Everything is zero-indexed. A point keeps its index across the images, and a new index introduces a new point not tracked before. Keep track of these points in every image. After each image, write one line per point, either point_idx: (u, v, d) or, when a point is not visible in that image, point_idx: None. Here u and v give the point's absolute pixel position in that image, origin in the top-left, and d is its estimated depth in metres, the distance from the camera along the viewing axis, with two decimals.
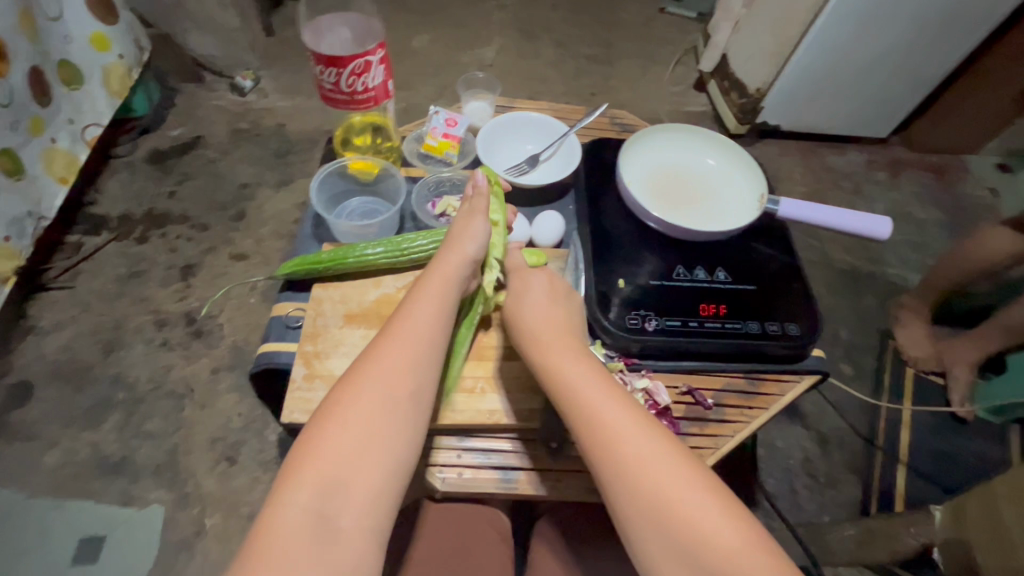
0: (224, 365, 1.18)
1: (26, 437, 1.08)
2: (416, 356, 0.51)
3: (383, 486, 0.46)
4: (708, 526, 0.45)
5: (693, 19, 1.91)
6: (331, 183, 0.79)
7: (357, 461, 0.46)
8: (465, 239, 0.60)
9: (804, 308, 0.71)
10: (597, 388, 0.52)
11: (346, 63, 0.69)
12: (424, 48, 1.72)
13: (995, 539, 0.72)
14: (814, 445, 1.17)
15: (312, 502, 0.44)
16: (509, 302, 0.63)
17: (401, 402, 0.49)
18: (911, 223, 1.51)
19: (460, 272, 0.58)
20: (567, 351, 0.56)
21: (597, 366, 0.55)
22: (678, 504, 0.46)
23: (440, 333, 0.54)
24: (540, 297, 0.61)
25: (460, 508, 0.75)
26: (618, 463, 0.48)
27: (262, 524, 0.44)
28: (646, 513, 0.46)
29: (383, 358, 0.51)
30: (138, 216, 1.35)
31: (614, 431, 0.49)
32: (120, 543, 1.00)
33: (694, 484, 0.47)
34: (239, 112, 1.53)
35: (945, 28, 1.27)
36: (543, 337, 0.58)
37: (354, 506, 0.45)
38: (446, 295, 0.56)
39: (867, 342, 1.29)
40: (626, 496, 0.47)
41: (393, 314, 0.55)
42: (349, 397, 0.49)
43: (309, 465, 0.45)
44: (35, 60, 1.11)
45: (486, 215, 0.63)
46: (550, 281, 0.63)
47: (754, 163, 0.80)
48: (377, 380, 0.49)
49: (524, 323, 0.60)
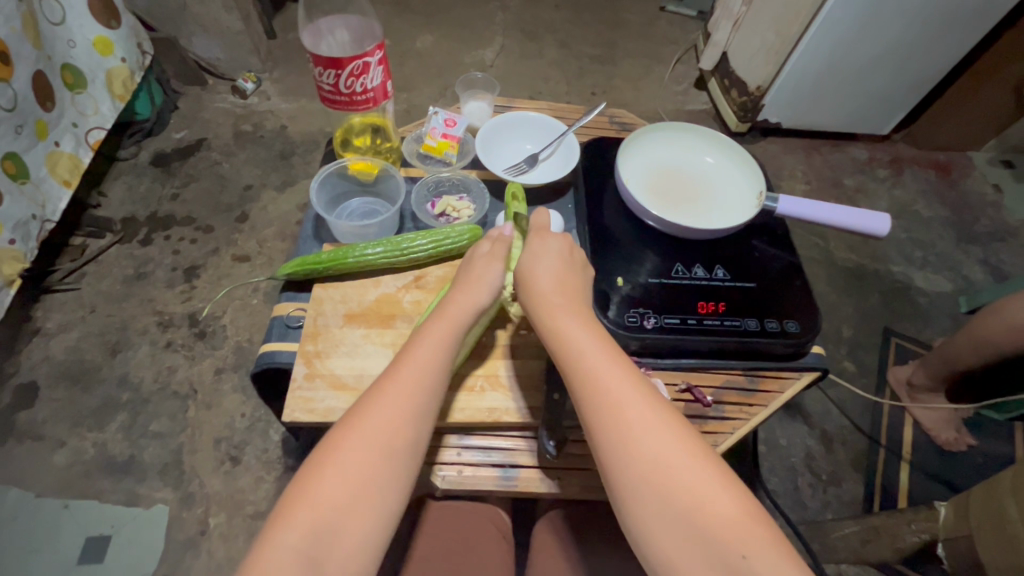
0: (228, 366, 1.19)
1: (33, 438, 1.09)
2: (415, 398, 0.51)
3: (373, 530, 0.46)
4: (706, 496, 0.45)
5: (694, 17, 1.91)
6: (331, 184, 0.80)
7: (350, 505, 0.46)
8: (478, 287, 0.60)
9: (804, 306, 0.71)
10: (600, 357, 0.53)
11: (345, 65, 0.70)
12: (425, 48, 1.73)
13: (995, 532, 0.72)
14: (817, 442, 1.16)
15: (304, 543, 0.44)
16: (523, 261, 0.61)
17: (397, 447, 0.49)
18: (914, 219, 1.50)
19: (462, 322, 0.58)
20: (571, 318, 0.56)
21: (600, 332, 0.56)
22: (677, 472, 0.46)
23: (437, 376, 0.54)
24: (554, 264, 0.61)
25: (460, 506, 0.76)
26: (622, 434, 0.48)
27: (251, 562, 0.44)
28: (645, 481, 0.47)
29: (384, 397, 0.51)
30: (142, 218, 1.36)
31: (619, 403, 0.50)
32: (125, 542, 1.01)
33: (691, 455, 0.47)
34: (242, 114, 1.54)
35: (947, 23, 1.26)
36: (554, 301, 0.58)
37: (343, 551, 0.45)
38: (448, 339, 0.56)
39: (871, 339, 1.29)
40: (628, 463, 0.47)
41: (399, 352, 0.55)
42: (348, 436, 0.49)
43: (302, 505, 0.46)
44: (38, 65, 1.11)
45: (505, 263, 0.63)
46: (567, 247, 0.63)
47: (751, 159, 0.80)
48: (375, 423, 0.49)
49: (538, 285, 0.59)
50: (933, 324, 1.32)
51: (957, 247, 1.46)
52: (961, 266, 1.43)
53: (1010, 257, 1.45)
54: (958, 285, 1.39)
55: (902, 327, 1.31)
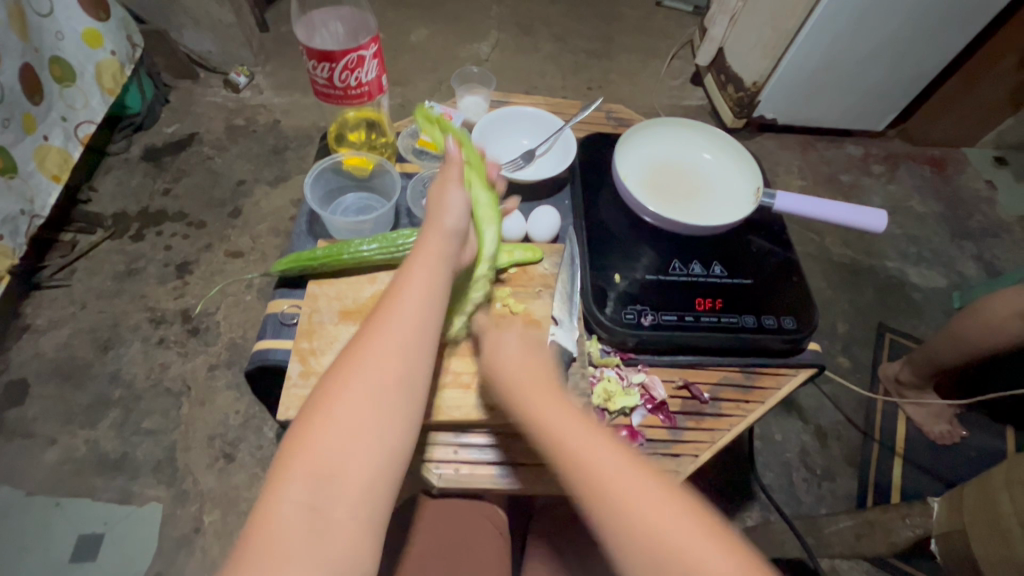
0: (222, 363, 1.18)
1: (22, 435, 1.08)
2: (410, 335, 0.48)
3: (382, 470, 0.44)
4: (702, 557, 0.42)
5: (691, 12, 1.90)
6: (325, 179, 0.79)
7: (350, 453, 0.43)
8: (444, 211, 0.56)
9: (801, 301, 0.71)
10: (574, 428, 0.49)
11: (339, 58, 0.69)
12: (419, 42, 1.71)
13: (987, 526, 0.73)
14: (812, 437, 1.17)
15: (305, 495, 0.41)
16: (483, 357, 0.58)
17: (394, 387, 0.46)
18: (908, 215, 1.51)
19: (448, 250, 0.54)
20: (541, 395, 0.52)
21: (573, 404, 0.52)
22: (672, 539, 0.42)
23: (436, 310, 0.50)
24: (514, 347, 0.57)
25: (457, 503, 0.75)
26: (607, 500, 0.45)
27: (252, 519, 0.41)
28: (642, 550, 0.43)
29: (376, 335, 0.47)
30: (134, 214, 1.34)
31: (605, 477, 0.46)
32: (119, 540, 1.00)
33: (685, 517, 0.44)
34: (235, 109, 1.53)
35: (944, 18, 1.26)
36: (519, 385, 0.54)
37: (348, 498, 0.42)
38: (439, 270, 0.52)
39: (865, 334, 1.30)
40: (622, 540, 0.43)
41: (385, 292, 0.51)
42: (344, 379, 0.45)
43: (299, 455, 0.42)
44: (26, 57, 1.10)
45: (459, 184, 0.59)
46: (522, 334, 0.59)
47: (749, 155, 0.80)
48: (367, 367, 0.46)
49: (503, 370, 0.55)
50: (926, 320, 1.33)
51: (951, 243, 1.47)
52: (954, 261, 1.44)
53: (1003, 252, 1.46)
54: (951, 280, 1.40)
55: (896, 322, 1.32)
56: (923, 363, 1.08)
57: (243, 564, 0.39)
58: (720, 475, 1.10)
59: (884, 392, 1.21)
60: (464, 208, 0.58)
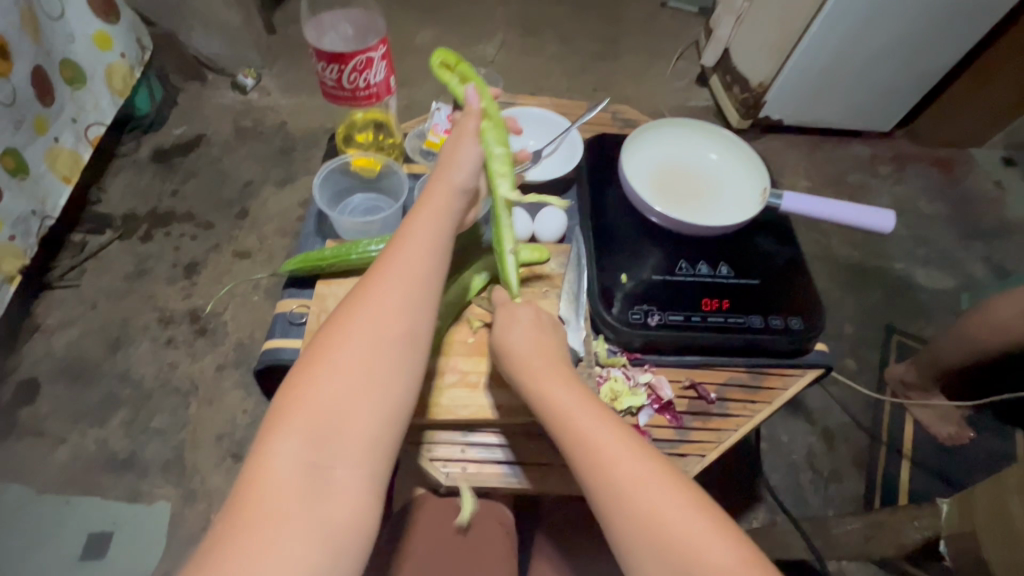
0: (229, 363, 1.19)
1: (33, 434, 1.09)
2: (409, 295, 0.49)
3: (376, 428, 0.45)
4: (698, 543, 0.43)
5: (697, 13, 1.90)
6: (333, 180, 0.79)
7: (346, 410, 0.44)
8: (454, 166, 0.56)
9: (808, 302, 0.71)
10: (583, 413, 0.51)
11: (348, 60, 0.69)
12: (425, 44, 1.72)
13: (998, 528, 0.72)
14: (818, 439, 1.17)
15: (304, 452, 0.43)
16: (495, 333, 0.60)
17: (393, 345, 0.47)
18: (915, 216, 1.50)
19: (452, 207, 0.54)
20: (553, 379, 0.54)
21: (585, 389, 0.54)
22: (670, 523, 0.44)
23: (435, 271, 0.51)
24: (527, 328, 0.59)
25: (463, 502, 0.75)
26: (610, 484, 0.46)
27: (250, 473, 0.42)
28: (642, 532, 0.44)
29: (373, 297, 0.48)
30: (143, 214, 1.36)
31: (607, 455, 0.48)
32: (128, 538, 1.01)
33: (683, 502, 0.45)
34: (243, 110, 1.54)
35: (953, 18, 1.26)
36: (533, 365, 0.55)
37: (347, 455, 0.43)
38: (441, 230, 0.52)
39: (872, 336, 1.29)
40: (620, 514, 0.45)
41: (383, 250, 0.51)
42: (339, 339, 0.47)
43: (297, 413, 0.44)
44: (37, 60, 1.11)
45: (477, 138, 0.58)
46: (537, 313, 0.60)
47: (756, 156, 0.80)
48: (363, 329, 0.47)
49: (514, 350, 0.57)
50: (934, 321, 1.32)
51: (959, 244, 1.46)
52: (962, 262, 1.43)
53: (1012, 254, 1.45)
54: (958, 281, 1.39)
55: (903, 324, 1.31)
56: (930, 365, 1.07)
57: (239, 515, 0.40)
58: (725, 476, 1.10)
59: (891, 394, 1.20)
60: (478, 163, 0.57)
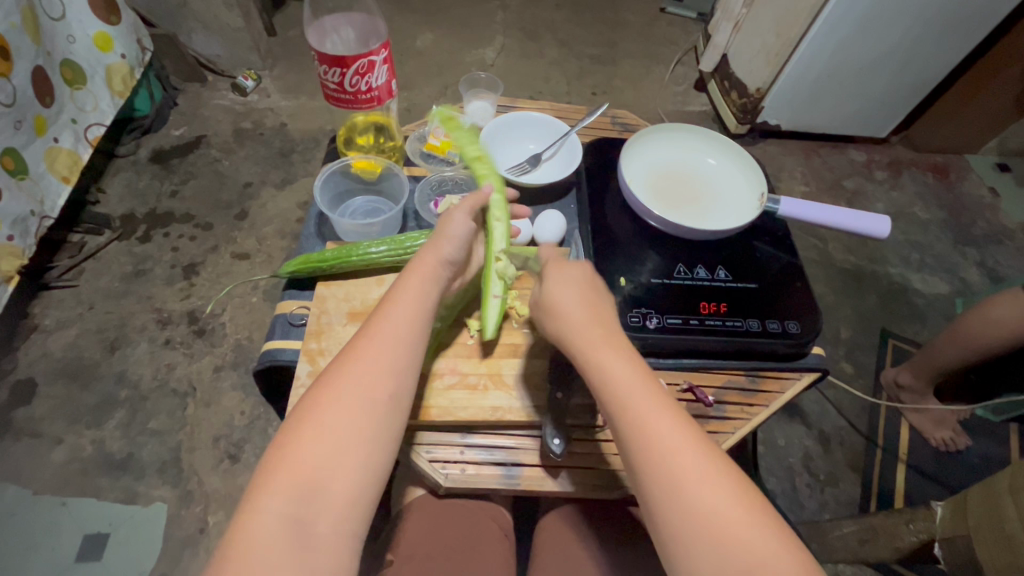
0: (227, 363, 1.19)
1: (30, 435, 1.09)
2: (396, 358, 0.50)
3: (358, 486, 0.45)
4: (758, 546, 0.43)
5: (695, 18, 1.91)
6: (334, 182, 0.80)
7: (333, 467, 0.45)
8: (443, 239, 0.59)
9: (805, 306, 0.71)
10: (643, 393, 0.50)
11: (350, 63, 0.69)
12: (425, 47, 1.73)
13: (991, 530, 0.73)
14: (815, 443, 1.17)
15: (288, 508, 0.43)
16: (546, 288, 0.58)
17: (377, 405, 0.48)
18: (911, 221, 1.51)
19: (436, 275, 0.56)
20: (612, 352, 0.53)
21: (642, 364, 0.53)
22: (729, 521, 0.44)
23: (419, 334, 0.53)
24: (580, 290, 0.57)
25: (463, 503, 0.76)
26: (670, 477, 0.46)
27: (235, 530, 0.42)
28: (702, 528, 0.44)
29: (360, 358, 0.50)
30: (141, 216, 1.35)
31: (669, 441, 0.47)
32: (124, 540, 1.00)
33: (742, 501, 0.45)
34: (242, 112, 1.54)
35: (950, 25, 1.27)
36: (592, 332, 0.54)
37: (330, 512, 0.44)
38: (426, 294, 0.54)
39: (868, 340, 1.30)
40: (675, 507, 0.45)
41: (373, 314, 0.53)
42: (328, 397, 0.48)
43: (284, 468, 0.44)
44: (38, 60, 1.11)
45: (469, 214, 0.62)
46: (589, 275, 0.60)
47: (753, 161, 0.80)
48: (351, 386, 0.48)
49: (570, 313, 0.56)
50: (928, 325, 1.33)
51: (954, 250, 1.47)
52: (957, 268, 1.44)
53: (1006, 259, 1.46)
54: (954, 287, 1.40)
55: (899, 328, 1.32)
56: (927, 368, 1.08)
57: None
58: None
59: (887, 399, 1.20)
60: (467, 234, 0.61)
